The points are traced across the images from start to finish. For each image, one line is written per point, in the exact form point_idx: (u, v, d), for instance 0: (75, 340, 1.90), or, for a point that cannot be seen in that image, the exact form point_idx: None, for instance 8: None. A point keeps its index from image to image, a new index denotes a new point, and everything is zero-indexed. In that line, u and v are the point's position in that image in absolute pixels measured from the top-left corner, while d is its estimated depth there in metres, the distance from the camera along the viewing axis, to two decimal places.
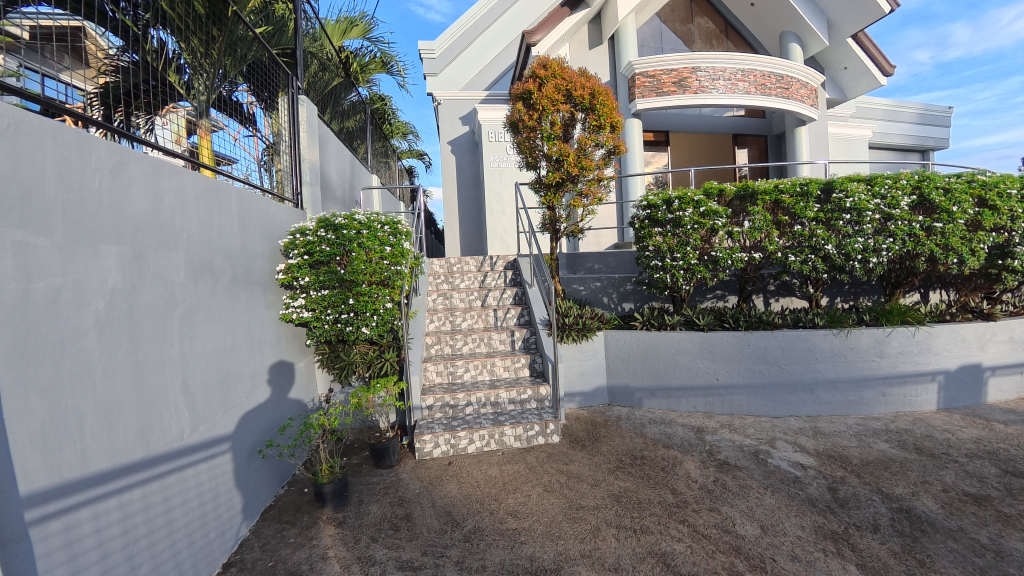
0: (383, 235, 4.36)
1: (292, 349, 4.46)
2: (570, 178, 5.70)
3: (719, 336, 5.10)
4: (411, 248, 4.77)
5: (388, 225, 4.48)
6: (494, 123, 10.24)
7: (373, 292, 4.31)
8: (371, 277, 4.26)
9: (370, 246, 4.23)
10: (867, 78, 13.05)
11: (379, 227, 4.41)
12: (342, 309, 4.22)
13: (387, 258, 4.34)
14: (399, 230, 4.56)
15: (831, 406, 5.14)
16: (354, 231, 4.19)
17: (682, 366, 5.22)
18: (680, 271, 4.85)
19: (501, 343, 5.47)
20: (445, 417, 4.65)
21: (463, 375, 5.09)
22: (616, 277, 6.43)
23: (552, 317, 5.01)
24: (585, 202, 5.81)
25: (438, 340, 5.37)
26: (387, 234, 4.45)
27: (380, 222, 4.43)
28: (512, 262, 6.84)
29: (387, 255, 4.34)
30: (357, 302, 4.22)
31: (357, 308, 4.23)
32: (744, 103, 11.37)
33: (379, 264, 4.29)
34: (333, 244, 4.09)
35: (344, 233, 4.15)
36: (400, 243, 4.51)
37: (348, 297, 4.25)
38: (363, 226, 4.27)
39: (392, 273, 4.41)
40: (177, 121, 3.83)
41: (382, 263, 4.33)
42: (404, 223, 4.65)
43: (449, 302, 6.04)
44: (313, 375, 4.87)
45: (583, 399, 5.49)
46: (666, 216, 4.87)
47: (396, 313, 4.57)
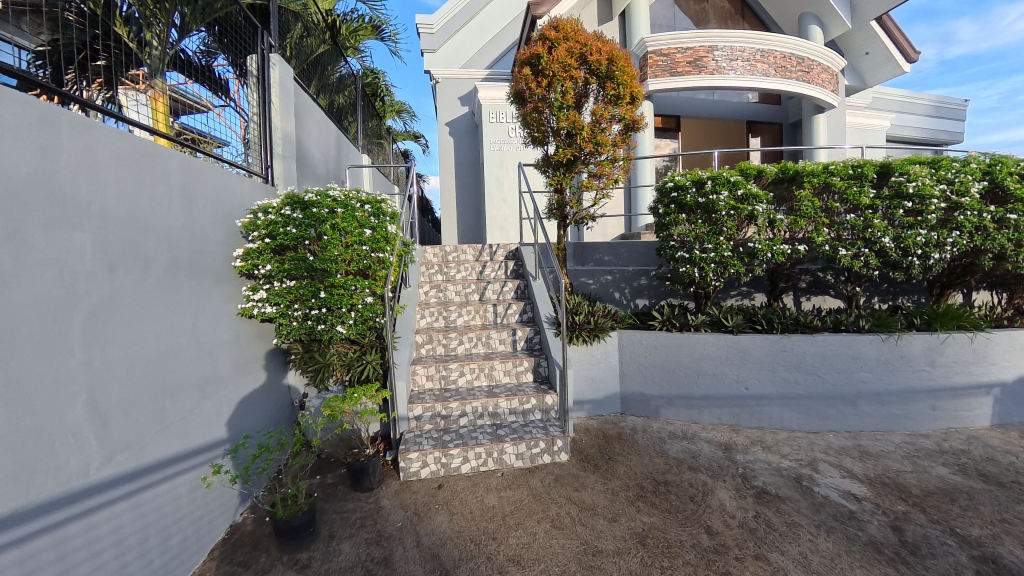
0: (363, 214, 3.60)
1: (253, 350, 3.76)
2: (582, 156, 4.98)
3: (751, 340, 4.46)
4: (397, 231, 4.02)
5: (369, 205, 3.72)
6: (495, 102, 9.45)
7: (350, 284, 3.54)
8: (347, 265, 3.49)
9: (345, 227, 3.46)
10: (890, 65, 12.36)
11: (357, 204, 3.65)
12: (312, 303, 3.45)
13: (368, 243, 3.58)
14: (382, 211, 3.82)
15: (875, 421, 4.54)
16: (326, 209, 3.43)
17: (706, 373, 4.57)
18: (709, 265, 4.16)
19: (502, 343, 4.79)
20: (435, 430, 3.99)
21: (457, 380, 4.42)
22: (629, 270, 5.77)
23: (563, 314, 4.27)
24: (602, 183, 5.08)
25: (430, 338, 4.70)
26: (368, 214, 3.70)
27: (359, 200, 3.67)
28: (515, 252, 6.16)
29: (368, 240, 3.59)
30: (330, 295, 3.45)
31: (331, 302, 3.45)
32: (763, 87, 10.68)
33: (356, 250, 3.52)
34: (299, 223, 3.34)
35: (315, 213, 3.38)
36: (384, 226, 3.77)
37: (321, 290, 3.48)
38: (339, 203, 3.52)
39: (373, 262, 3.65)
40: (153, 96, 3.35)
41: (361, 249, 3.55)
42: (388, 203, 3.91)
43: (443, 296, 5.38)
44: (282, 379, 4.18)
45: (592, 408, 4.80)
46: (696, 201, 4.15)
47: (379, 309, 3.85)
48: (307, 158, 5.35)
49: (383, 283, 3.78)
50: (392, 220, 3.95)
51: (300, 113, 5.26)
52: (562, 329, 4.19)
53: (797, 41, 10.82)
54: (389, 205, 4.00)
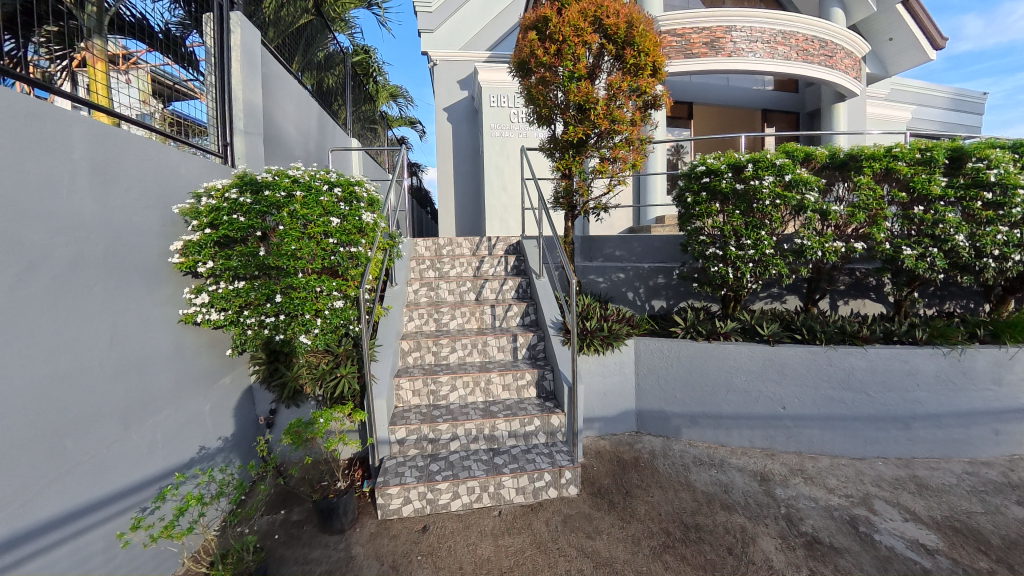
0: (330, 200, 2.94)
1: (200, 363, 3.11)
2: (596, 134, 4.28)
3: (791, 352, 3.84)
4: (375, 222, 3.36)
5: (339, 188, 3.06)
6: (496, 84, 8.72)
7: (315, 285, 2.88)
8: (311, 262, 2.83)
9: (306, 215, 2.79)
10: (913, 53, 11.75)
11: (323, 187, 2.98)
12: (268, 310, 2.78)
13: (336, 234, 2.91)
14: (356, 196, 3.16)
15: (929, 447, 3.94)
16: (283, 192, 2.76)
17: (737, 390, 3.96)
18: (747, 264, 3.51)
19: (501, 351, 4.16)
20: (421, 457, 3.38)
21: (448, 395, 3.80)
22: (645, 267, 5.12)
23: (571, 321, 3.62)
24: (618, 167, 4.41)
25: (418, 346, 4.06)
26: (337, 200, 3.04)
27: (326, 182, 3.01)
28: (516, 246, 5.49)
29: (336, 231, 2.92)
30: (289, 299, 2.78)
31: (291, 308, 2.79)
32: (783, 71, 9.96)
33: (322, 244, 2.86)
34: (248, 209, 2.67)
35: (268, 196, 2.72)
36: (357, 214, 3.11)
37: (279, 292, 2.81)
38: (299, 185, 2.85)
39: (344, 258, 2.99)
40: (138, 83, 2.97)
41: (327, 241, 2.89)
42: (364, 186, 3.25)
43: (435, 296, 4.74)
44: (240, 397, 3.55)
45: (604, 427, 4.18)
46: (734, 187, 3.48)
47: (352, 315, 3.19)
48: (280, 135, 4.67)
49: (357, 284, 3.13)
50: (369, 208, 3.29)
51: (271, 83, 4.56)
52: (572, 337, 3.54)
53: (820, 23, 10.08)
54: (365, 190, 3.35)
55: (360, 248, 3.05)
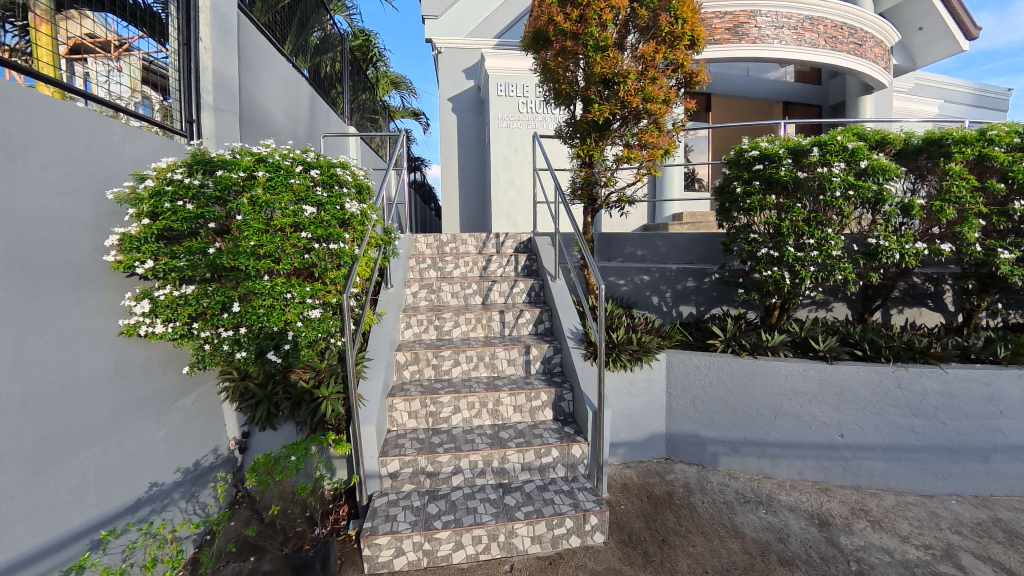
0: (303, 183, 2.39)
1: (150, 384, 2.58)
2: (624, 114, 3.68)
3: (852, 372, 3.27)
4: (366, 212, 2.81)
5: (317, 171, 2.51)
6: (504, 71, 8.12)
7: (286, 292, 2.32)
8: (280, 263, 2.28)
9: (271, 201, 2.25)
10: (946, 43, 11.04)
11: (296, 168, 2.44)
12: (225, 322, 2.23)
13: (310, 226, 2.36)
14: (338, 180, 2.60)
15: (1012, 484, 3.35)
16: (242, 173, 2.24)
17: (785, 414, 3.40)
18: (809, 268, 2.94)
19: (511, 365, 3.60)
20: (417, 494, 2.84)
21: (450, 418, 3.25)
22: (672, 269, 4.54)
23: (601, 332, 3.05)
24: (648, 154, 3.79)
25: (416, 358, 3.50)
26: (313, 184, 2.49)
27: (300, 164, 2.46)
28: (527, 243, 4.91)
29: (310, 224, 2.37)
30: (252, 309, 2.24)
31: (254, 319, 2.25)
32: (810, 60, 9.31)
33: (293, 239, 2.31)
34: (196, 193, 2.13)
35: (224, 179, 2.17)
36: (340, 203, 2.55)
37: (239, 298, 2.27)
38: (264, 166, 2.32)
39: (322, 257, 2.44)
40: (132, 69, 2.67)
41: (298, 235, 2.33)
42: (350, 172, 2.70)
43: (436, 299, 4.18)
44: (202, 420, 3.01)
45: (629, 453, 3.63)
46: (794, 176, 2.89)
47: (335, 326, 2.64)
48: (262, 115, 4.09)
49: (341, 288, 2.58)
50: (357, 195, 2.72)
51: (251, 54, 3.98)
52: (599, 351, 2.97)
53: (851, 8, 9.42)
54: (352, 174, 2.79)
55: (342, 244, 2.50)
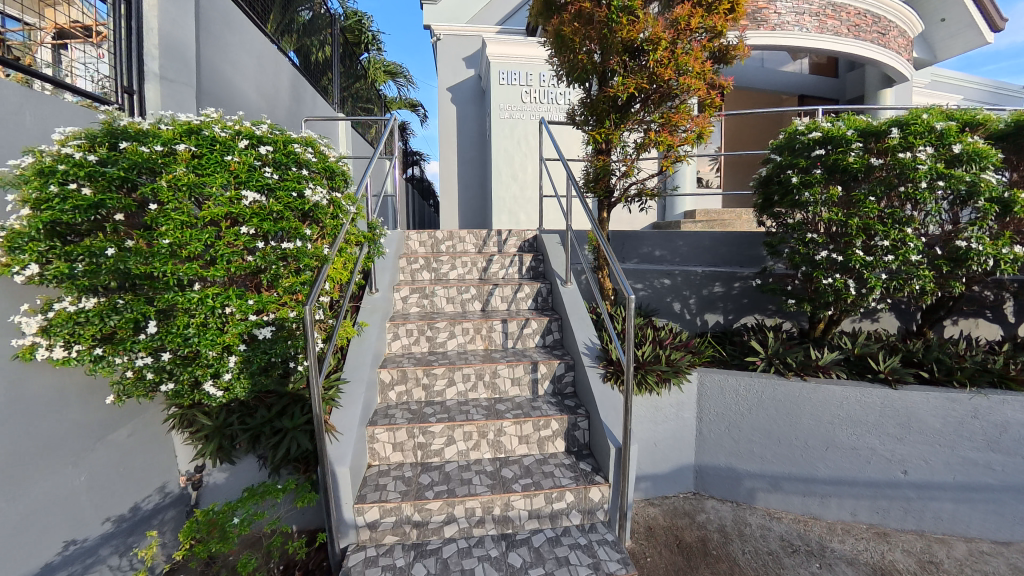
0: (244, 162, 1.88)
1: (58, 423, 2.03)
2: (652, 89, 3.13)
3: (920, 398, 2.75)
4: (334, 202, 2.31)
5: (268, 151, 1.97)
6: (506, 58, 7.54)
7: (223, 304, 1.82)
8: (212, 270, 1.78)
9: (198, 185, 1.75)
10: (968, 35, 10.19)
11: (238, 143, 1.92)
12: (139, 345, 1.74)
13: (252, 219, 1.86)
14: (296, 161, 2.09)
15: None
16: (159, 147, 1.72)
17: (836, 445, 2.89)
18: (881, 275, 2.41)
19: (515, 385, 3.06)
20: (399, 550, 2.30)
21: (441, 451, 2.72)
22: (698, 272, 4.01)
23: (631, 313, 2.32)
24: (679, 138, 3.23)
25: (404, 377, 2.97)
26: (261, 164, 1.98)
27: (243, 142, 1.94)
28: (532, 241, 4.38)
29: (252, 216, 1.86)
30: (180, 330, 1.75)
31: (178, 342, 1.76)
32: (830, 49, 8.69)
33: (231, 237, 1.81)
34: (93, 172, 1.59)
35: (134, 157, 1.66)
36: (294, 192, 2.02)
37: (159, 314, 1.78)
38: (192, 139, 1.80)
39: (273, 260, 1.94)
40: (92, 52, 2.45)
41: (235, 230, 1.84)
42: (307, 150, 2.15)
43: (429, 305, 3.64)
44: (139, 460, 2.48)
45: (652, 487, 3.12)
46: (867, 163, 2.38)
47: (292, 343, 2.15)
48: (228, 91, 3.52)
49: (298, 297, 2.09)
50: (321, 180, 2.21)
51: (214, 18, 3.41)
52: (626, 350, 2.33)
53: None
54: (318, 153, 2.27)
55: (296, 243, 2.01)
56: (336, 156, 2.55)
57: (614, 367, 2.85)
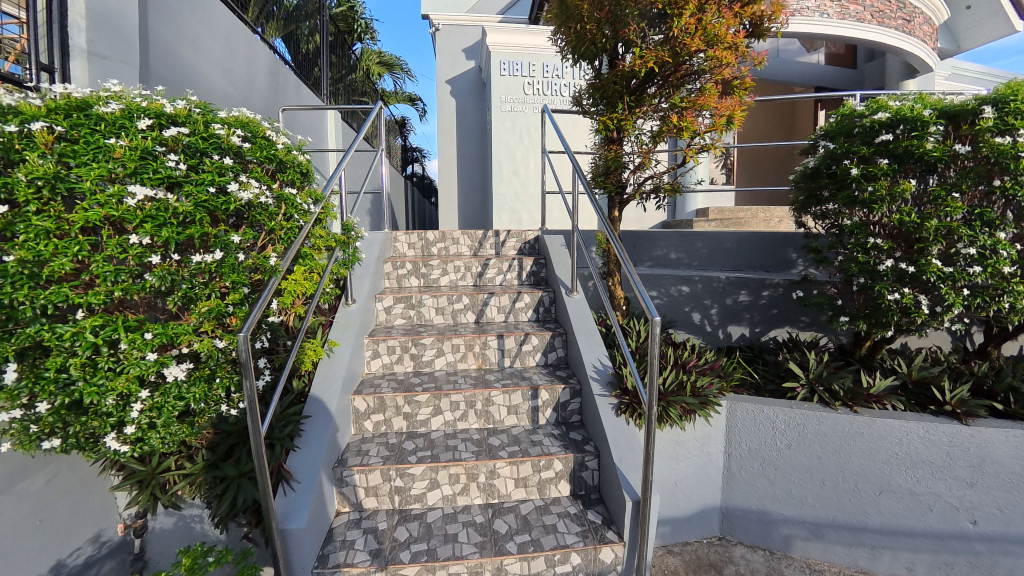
0: (135, 145, 1.52)
1: None
2: (674, 65, 2.67)
3: (999, 436, 2.29)
4: (277, 201, 1.95)
5: (173, 135, 1.61)
6: (507, 48, 7.06)
7: (113, 337, 1.43)
8: (95, 293, 1.39)
9: (65, 179, 1.37)
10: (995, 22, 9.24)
11: (135, 122, 1.56)
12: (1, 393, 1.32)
13: (143, 224, 1.47)
14: (218, 148, 1.73)
15: None
16: (13, 125, 1.33)
17: (887, 487, 2.46)
18: (964, 288, 2.07)
19: (512, 414, 2.60)
20: None
21: (421, 497, 2.26)
22: (721, 279, 3.55)
23: (654, 339, 1.75)
24: (704, 124, 2.77)
25: (381, 406, 2.52)
26: (167, 151, 1.62)
27: (144, 127, 1.56)
28: (534, 243, 3.93)
29: (145, 221, 1.47)
30: (59, 376, 1.38)
31: (50, 393, 1.37)
32: (851, 37, 7.99)
33: (119, 246, 1.43)
34: None
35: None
36: (207, 184, 1.65)
37: (28, 351, 1.37)
38: (64, 119, 1.44)
39: (190, 279, 1.60)
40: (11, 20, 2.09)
41: (125, 239, 1.46)
42: (225, 129, 1.78)
43: (415, 317, 3.19)
44: (60, 511, 2.00)
45: (671, 532, 2.67)
46: (953, 151, 2.04)
47: (219, 379, 1.74)
48: (186, 72, 3.10)
49: (227, 322, 1.76)
50: (258, 173, 1.84)
51: None
52: (649, 382, 1.78)
53: None
54: (254, 139, 1.89)
55: (219, 254, 1.66)
56: (288, 142, 2.12)
57: (632, 398, 2.38)
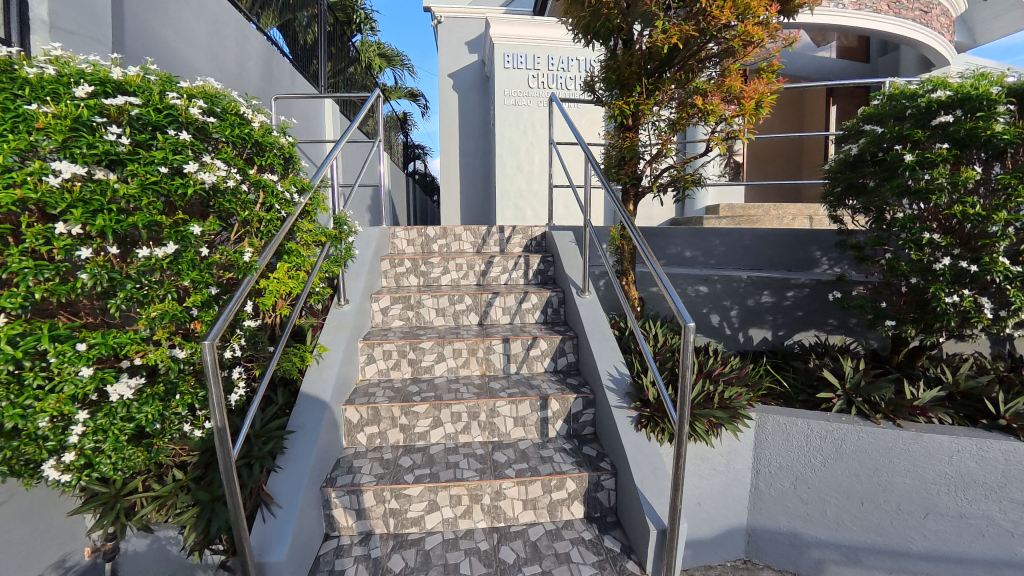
0: (66, 112, 1.32)
1: None
2: (698, 41, 2.45)
3: None
4: (251, 187, 1.75)
5: (110, 107, 1.39)
6: (512, 39, 6.82)
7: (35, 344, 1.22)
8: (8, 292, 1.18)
9: None
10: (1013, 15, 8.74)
11: (70, 89, 1.37)
12: None
13: (71, 206, 1.25)
14: (174, 123, 1.51)
15: None
16: None
17: (936, 510, 2.22)
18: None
19: (519, 427, 2.37)
20: None
21: (418, 521, 2.02)
22: (742, 279, 3.31)
23: (688, 348, 1.52)
24: (731, 109, 2.50)
25: (375, 417, 2.29)
26: (108, 122, 1.41)
27: (76, 96, 1.36)
28: (541, 240, 3.70)
29: (75, 203, 1.26)
30: None
31: None
32: (867, 28, 7.67)
33: (40, 232, 1.21)
34: None
35: None
36: (154, 164, 1.42)
37: None
38: None
39: (137, 276, 1.37)
40: None
41: (49, 227, 1.24)
42: (178, 99, 1.56)
43: (414, 318, 2.96)
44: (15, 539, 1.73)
45: (694, 556, 2.43)
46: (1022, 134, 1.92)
47: (179, 396, 1.54)
48: (164, 49, 2.85)
49: (191, 328, 1.59)
50: (227, 155, 1.62)
51: None
52: (682, 397, 1.56)
53: None
54: (221, 116, 1.69)
55: (173, 246, 1.41)
56: (266, 122, 1.91)
57: (654, 411, 2.14)
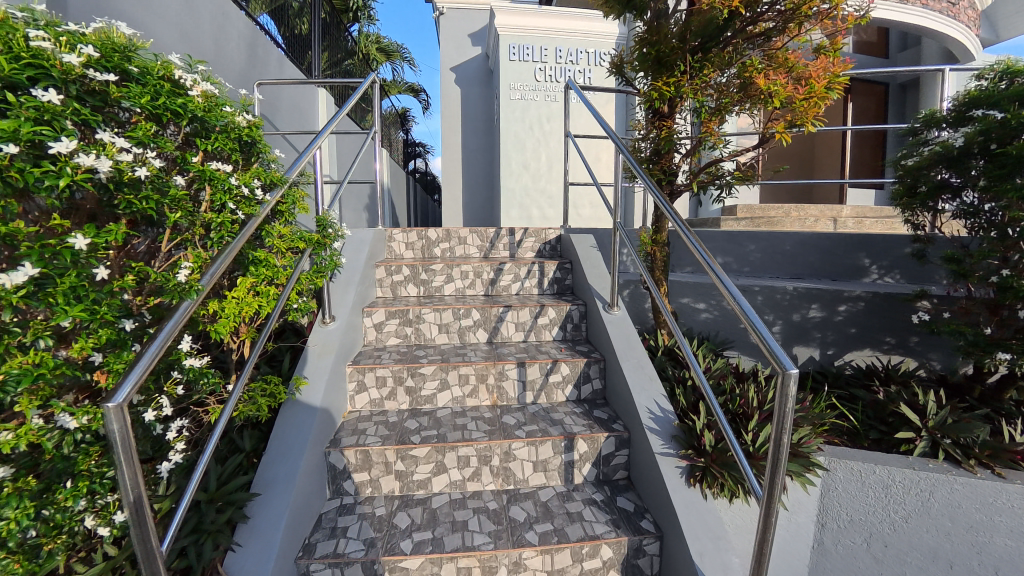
0: None
1: None
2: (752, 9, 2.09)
3: None
4: (183, 179, 1.41)
5: None
6: (518, 30, 6.40)
7: None
8: None
9: None
10: None
11: None
12: None
13: None
14: (44, 81, 1.09)
15: None
16: None
17: None
18: None
19: (539, 472, 1.95)
20: None
21: None
22: (783, 292, 2.96)
23: (786, 405, 1.12)
24: (794, 89, 2.08)
25: (365, 462, 1.87)
26: None
27: None
28: (556, 244, 3.30)
29: None
30: None
31: None
32: (894, 20, 7.21)
33: None
34: None
35: None
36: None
37: None
38: None
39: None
40: None
41: None
42: (37, 31, 1.11)
43: (412, 336, 2.55)
44: None
45: None
46: None
47: (72, 483, 1.16)
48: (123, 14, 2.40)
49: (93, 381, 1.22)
50: (143, 138, 1.23)
51: None
52: (775, 466, 1.14)
53: None
54: (137, 77, 1.29)
55: (33, 271, 0.99)
56: (206, 88, 1.51)
57: (711, 462, 1.70)
